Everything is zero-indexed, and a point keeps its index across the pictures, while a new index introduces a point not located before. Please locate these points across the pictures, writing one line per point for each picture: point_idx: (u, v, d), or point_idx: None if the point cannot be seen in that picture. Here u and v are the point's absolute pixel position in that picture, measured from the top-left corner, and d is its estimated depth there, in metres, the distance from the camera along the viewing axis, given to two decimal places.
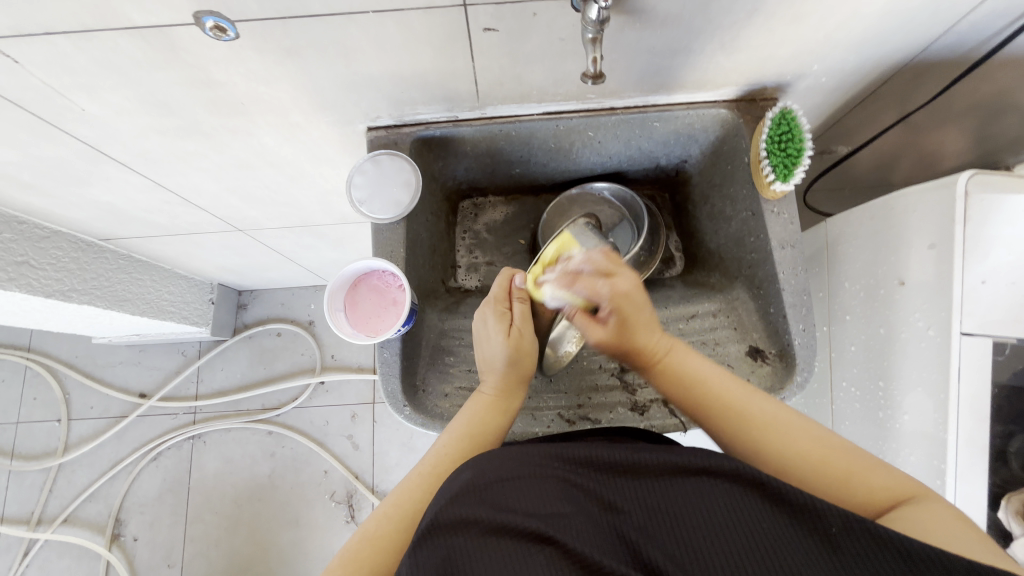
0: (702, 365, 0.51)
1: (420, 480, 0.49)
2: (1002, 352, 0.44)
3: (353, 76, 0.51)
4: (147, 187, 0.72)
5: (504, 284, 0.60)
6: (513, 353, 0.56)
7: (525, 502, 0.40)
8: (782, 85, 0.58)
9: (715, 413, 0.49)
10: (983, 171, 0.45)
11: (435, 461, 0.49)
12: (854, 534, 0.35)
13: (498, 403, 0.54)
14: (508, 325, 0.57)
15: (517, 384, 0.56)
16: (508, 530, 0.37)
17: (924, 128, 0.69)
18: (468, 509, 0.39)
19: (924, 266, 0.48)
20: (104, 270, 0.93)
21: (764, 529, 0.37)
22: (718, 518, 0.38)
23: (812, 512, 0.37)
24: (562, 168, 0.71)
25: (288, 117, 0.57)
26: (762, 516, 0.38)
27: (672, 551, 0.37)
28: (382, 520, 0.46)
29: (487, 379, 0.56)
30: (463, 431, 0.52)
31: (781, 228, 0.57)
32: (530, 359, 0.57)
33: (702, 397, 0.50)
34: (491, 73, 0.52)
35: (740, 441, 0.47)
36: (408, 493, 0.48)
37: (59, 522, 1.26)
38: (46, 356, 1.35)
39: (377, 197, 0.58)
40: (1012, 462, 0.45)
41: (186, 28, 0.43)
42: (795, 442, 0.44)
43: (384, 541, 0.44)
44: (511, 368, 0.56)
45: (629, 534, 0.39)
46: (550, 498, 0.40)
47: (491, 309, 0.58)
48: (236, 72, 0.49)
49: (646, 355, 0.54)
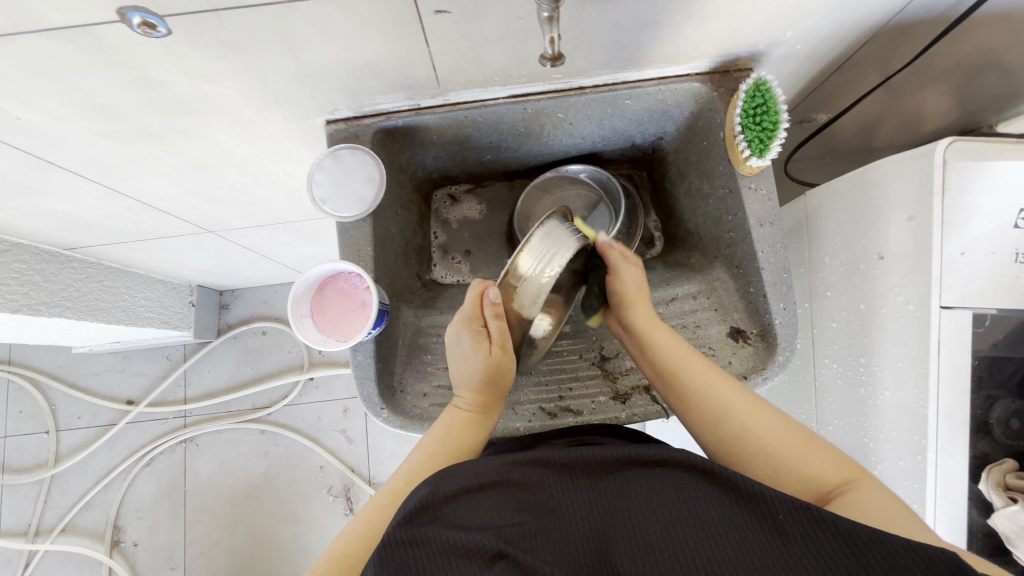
0: (669, 337, 0.54)
1: (391, 497, 0.49)
2: (983, 323, 0.44)
3: (303, 68, 0.48)
4: (104, 193, 0.69)
5: (476, 299, 0.56)
6: (491, 371, 0.54)
7: (484, 516, 0.41)
8: (756, 54, 0.56)
9: (685, 388, 0.51)
10: (963, 137, 0.44)
11: (407, 476, 0.50)
12: (801, 519, 0.38)
13: (475, 419, 0.54)
14: (485, 343, 0.55)
15: (496, 399, 0.56)
16: (465, 546, 0.38)
17: (905, 91, 0.67)
18: (430, 525, 0.40)
19: (903, 238, 0.46)
20: (73, 280, 0.90)
21: (714, 522, 0.39)
22: (667, 514, 0.40)
23: (761, 501, 0.40)
24: (535, 152, 0.69)
25: (240, 114, 0.54)
26: (713, 509, 0.40)
27: (628, 556, 0.39)
28: (352, 539, 0.47)
29: (462, 395, 0.55)
30: (437, 444, 0.52)
31: (759, 205, 0.56)
32: (508, 373, 0.56)
33: (672, 368, 0.52)
34: (449, 58, 0.50)
35: (706, 413, 0.49)
36: (379, 510, 0.48)
37: (58, 532, 1.26)
38: (27, 368, 1.33)
39: (341, 194, 0.56)
40: (992, 432, 0.45)
41: (112, 25, 0.40)
42: (756, 417, 0.47)
43: (354, 559, 0.45)
44: (488, 384, 0.55)
45: (587, 541, 0.41)
46: (510, 510, 0.42)
47: (466, 326, 0.55)
48: (176, 70, 0.46)
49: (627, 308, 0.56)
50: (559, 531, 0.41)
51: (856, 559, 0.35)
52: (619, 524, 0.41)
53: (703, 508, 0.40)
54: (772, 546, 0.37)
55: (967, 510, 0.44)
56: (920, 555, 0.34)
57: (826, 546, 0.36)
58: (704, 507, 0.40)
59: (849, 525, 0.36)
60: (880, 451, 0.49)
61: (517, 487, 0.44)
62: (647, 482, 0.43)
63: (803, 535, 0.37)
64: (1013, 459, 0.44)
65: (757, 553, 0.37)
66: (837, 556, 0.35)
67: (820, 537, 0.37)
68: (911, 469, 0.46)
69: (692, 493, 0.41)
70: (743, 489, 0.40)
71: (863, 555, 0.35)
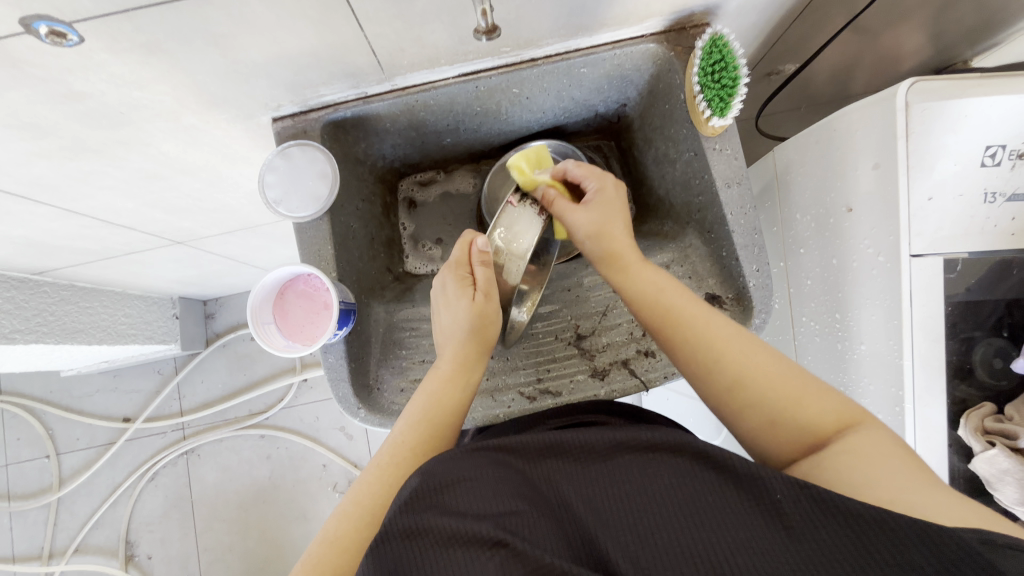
0: (660, 278, 0.51)
1: (377, 475, 0.48)
2: (954, 268, 0.43)
3: (235, 65, 0.46)
4: (58, 214, 0.65)
5: (466, 247, 0.59)
6: (473, 322, 0.56)
7: (480, 503, 0.40)
8: (711, 8, 0.53)
9: (677, 331, 0.48)
10: (925, 77, 0.42)
11: (391, 450, 0.49)
12: (802, 500, 0.36)
13: (455, 377, 0.54)
14: (470, 291, 0.57)
15: (476, 357, 0.56)
16: (461, 536, 0.37)
17: (877, 30, 0.64)
18: (423, 515, 0.39)
19: (871, 187, 0.45)
20: (45, 304, 0.88)
21: (714, 508, 0.38)
22: (666, 501, 0.39)
23: (760, 484, 0.38)
24: (496, 131, 0.67)
25: (180, 119, 0.51)
26: (712, 494, 0.39)
27: (625, 541, 0.37)
28: (342, 520, 0.45)
29: (446, 351, 0.56)
30: (419, 413, 0.51)
31: (725, 165, 0.54)
32: (492, 328, 0.57)
33: (664, 309, 0.49)
34: (388, 40, 0.47)
35: (707, 365, 0.46)
36: (368, 489, 0.47)
37: (71, 552, 1.27)
38: (20, 395, 1.32)
39: (294, 194, 0.55)
40: (969, 378, 0.45)
41: (18, 39, 0.37)
42: (773, 381, 0.43)
43: (343, 541, 0.44)
44: (470, 338, 0.56)
45: (587, 526, 0.39)
46: (508, 494, 0.40)
47: (452, 273, 0.58)
48: (99, 79, 0.43)
49: (615, 249, 0.55)
50: (557, 510, 0.40)
51: (856, 541, 0.34)
52: (618, 508, 0.39)
53: (703, 494, 0.39)
54: (773, 532, 0.36)
55: (948, 456, 0.44)
56: (923, 532, 0.32)
57: (833, 531, 0.34)
58: (699, 490, 0.39)
59: (852, 505, 0.35)
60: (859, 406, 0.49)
61: (512, 475, 0.43)
62: (644, 465, 0.42)
63: (808, 520, 0.35)
64: (991, 403, 0.45)
65: (758, 540, 0.35)
66: (838, 540, 0.34)
67: (819, 519, 0.35)
68: (890, 422, 0.46)
69: (691, 480, 0.40)
70: (744, 472, 0.39)
71: (866, 539, 0.33)
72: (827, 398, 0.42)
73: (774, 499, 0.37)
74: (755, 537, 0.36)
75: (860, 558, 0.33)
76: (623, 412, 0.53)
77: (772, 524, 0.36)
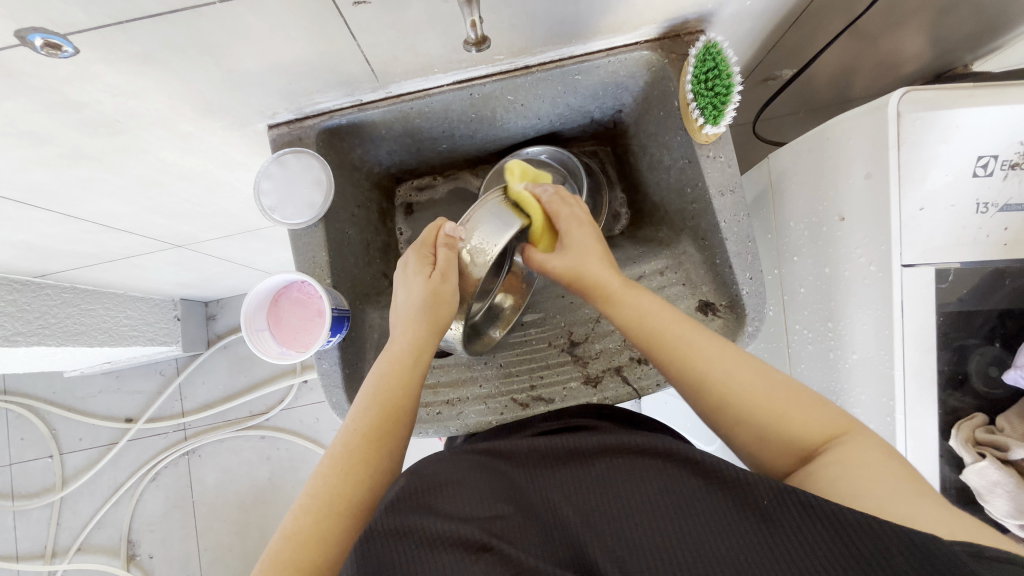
0: (650, 304, 0.51)
1: (333, 465, 0.45)
2: (946, 279, 0.43)
3: (230, 74, 0.46)
4: (58, 219, 0.66)
5: (435, 230, 0.58)
6: (426, 299, 0.54)
7: (467, 506, 0.41)
8: (705, 16, 0.53)
9: (643, 328, 0.50)
10: (917, 87, 0.42)
11: (345, 439, 0.47)
12: (787, 504, 0.36)
13: (409, 358, 0.52)
14: (428, 270, 0.55)
15: (429, 332, 0.54)
16: (446, 537, 0.37)
17: (875, 35, 0.64)
18: (411, 517, 0.39)
19: (863, 197, 0.45)
20: (47, 307, 0.89)
21: (698, 510, 0.38)
22: (651, 504, 0.39)
23: (745, 489, 0.38)
24: (492, 137, 0.67)
25: (177, 127, 0.52)
26: (697, 497, 0.39)
27: (610, 545, 0.38)
28: (300, 515, 0.42)
29: (399, 329, 0.54)
30: (372, 398, 0.49)
31: (718, 173, 0.54)
32: (447, 308, 0.55)
33: (659, 335, 0.49)
34: (381, 49, 0.48)
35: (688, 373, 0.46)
36: (323, 480, 0.44)
37: (74, 551, 1.28)
38: (25, 395, 1.33)
39: (289, 201, 0.56)
40: (962, 389, 0.45)
41: (14, 50, 0.38)
42: (739, 376, 0.44)
43: (303, 536, 0.41)
44: (424, 313, 0.54)
45: (573, 530, 0.39)
46: (494, 500, 0.41)
47: (416, 252, 0.56)
48: (96, 88, 0.44)
49: (601, 288, 0.54)
50: (543, 514, 0.41)
51: (841, 546, 0.33)
52: (604, 509, 0.40)
53: (688, 497, 0.39)
54: (757, 533, 0.36)
55: (940, 467, 0.44)
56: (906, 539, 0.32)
57: (817, 536, 0.34)
58: (685, 495, 0.39)
59: (841, 511, 0.34)
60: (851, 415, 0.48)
61: (499, 483, 0.43)
62: (632, 467, 0.42)
63: (792, 523, 0.35)
64: (983, 414, 0.45)
65: (741, 541, 0.35)
66: (823, 545, 0.34)
67: (804, 525, 0.35)
68: (881, 432, 0.46)
69: (676, 483, 0.40)
70: (729, 478, 0.39)
71: (851, 543, 0.33)
72: (791, 393, 0.43)
73: (762, 504, 0.37)
74: (738, 539, 0.36)
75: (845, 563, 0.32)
76: (618, 417, 0.53)
77: (754, 526, 0.36)
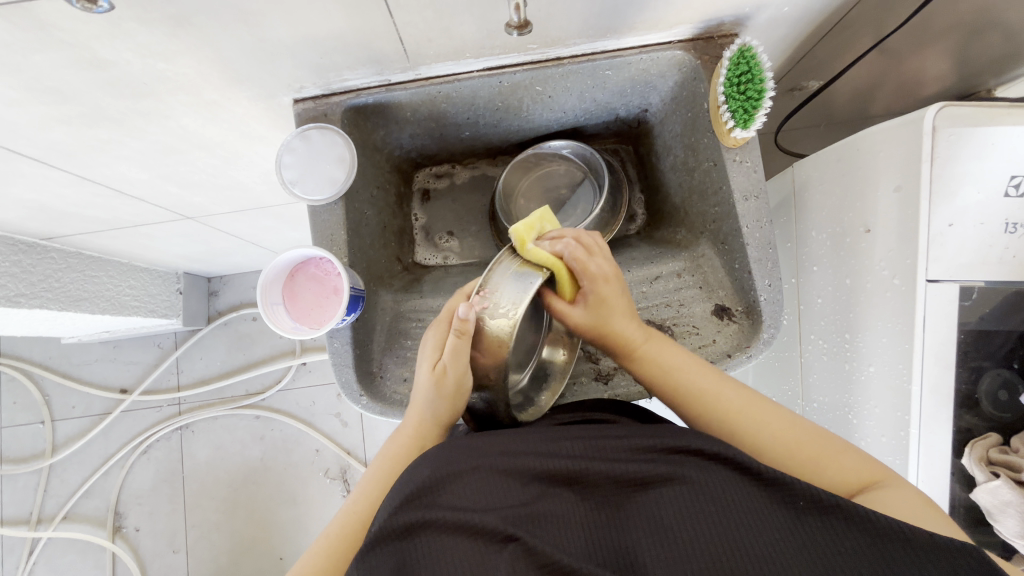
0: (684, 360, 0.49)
1: (326, 545, 0.46)
2: (969, 296, 0.43)
3: (262, 44, 0.46)
4: (72, 181, 0.65)
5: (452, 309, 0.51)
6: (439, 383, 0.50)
7: (493, 494, 0.40)
8: (741, 19, 0.53)
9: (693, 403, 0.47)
10: (952, 103, 0.42)
11: (341, 520, 0.47)
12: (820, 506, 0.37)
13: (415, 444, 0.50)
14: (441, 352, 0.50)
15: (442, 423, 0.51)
16: (472, 527, 0.37)
17: (906, 51, 0.63)
18: (433, 508, 0.39)
19: (890, 210, 0.45)
20: (51, 270, 0.88)
21: (731, 505, 0.38)
22: (683, 499, 0.39)
23: (781, 488, 0.38)
24: (514, 128, 0.67)
25: (202, 94, 0.51)
26: (729, 491, 0.39)
27: (645, 537, 0.37)
28: None
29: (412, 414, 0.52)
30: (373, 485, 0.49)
31: (744, 178, 0.54)
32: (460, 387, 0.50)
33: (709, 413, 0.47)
34: (415, 29, 0.47)
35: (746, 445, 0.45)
36: (314, 560, 0.45)
37: (59, 520, 1.27)
38: (20, 359, 1.32)
39: (310, 176, 0.55)
40: (976, 408, 0.45)
41: (48, 2, 0.37)
42: (770, 423, 0.45)
43: None
44: (437, 402, 0.50)
45: (602, 522, 0.39)
46: (519, 485, 0.41)
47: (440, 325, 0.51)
48: (125, 48, 0.43)
49: (622, 341, 0.51)
50: (571, 501, 0.40)
51: (872, 547, 0.34)
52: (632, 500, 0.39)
53: (719, 493, 0.38)
54: (791, 530, 0.36)
55: (950, 484, 0.44)
56: (937, 547, 0.33)
57: (848, 538, 0.35)
58: (716, 491, 0.39)
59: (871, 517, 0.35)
60: (863, 428, 0.48)
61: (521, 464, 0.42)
62: (663, 461, 0.41)
63: (821, 523, 0.36)
64: (996, 434, 0.45)
65: (776, 538, 0.36)
66: (854, 545, 0.35)
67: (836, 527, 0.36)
68: (893, 445, 0.46)
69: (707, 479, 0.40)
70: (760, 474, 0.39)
71: (884, 547, 0.34)
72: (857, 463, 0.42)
73: (794, 503, 0.38)
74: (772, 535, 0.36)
75: (872, 562, 0.34)
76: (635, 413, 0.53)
77: (788, 524, 0.36)
